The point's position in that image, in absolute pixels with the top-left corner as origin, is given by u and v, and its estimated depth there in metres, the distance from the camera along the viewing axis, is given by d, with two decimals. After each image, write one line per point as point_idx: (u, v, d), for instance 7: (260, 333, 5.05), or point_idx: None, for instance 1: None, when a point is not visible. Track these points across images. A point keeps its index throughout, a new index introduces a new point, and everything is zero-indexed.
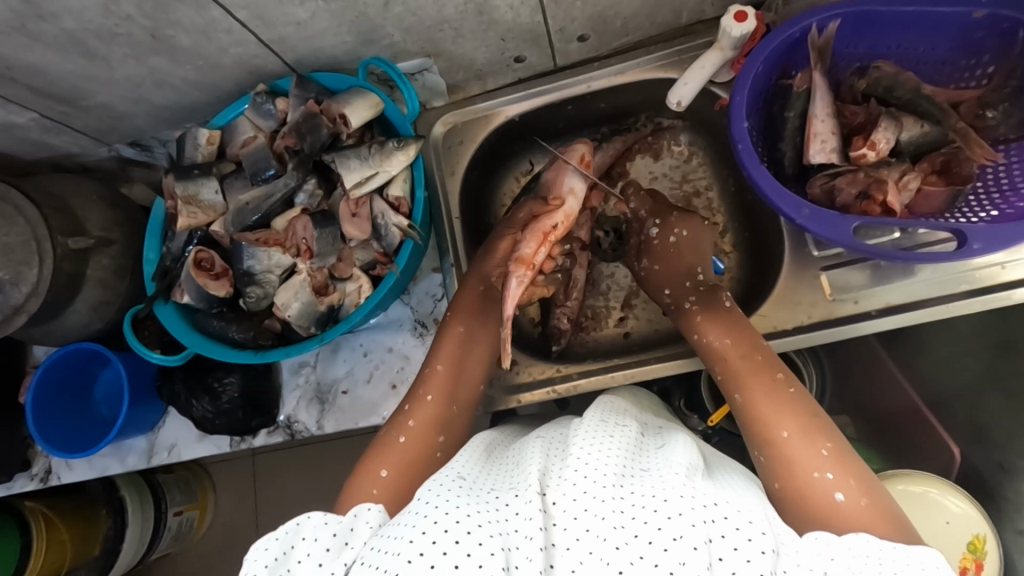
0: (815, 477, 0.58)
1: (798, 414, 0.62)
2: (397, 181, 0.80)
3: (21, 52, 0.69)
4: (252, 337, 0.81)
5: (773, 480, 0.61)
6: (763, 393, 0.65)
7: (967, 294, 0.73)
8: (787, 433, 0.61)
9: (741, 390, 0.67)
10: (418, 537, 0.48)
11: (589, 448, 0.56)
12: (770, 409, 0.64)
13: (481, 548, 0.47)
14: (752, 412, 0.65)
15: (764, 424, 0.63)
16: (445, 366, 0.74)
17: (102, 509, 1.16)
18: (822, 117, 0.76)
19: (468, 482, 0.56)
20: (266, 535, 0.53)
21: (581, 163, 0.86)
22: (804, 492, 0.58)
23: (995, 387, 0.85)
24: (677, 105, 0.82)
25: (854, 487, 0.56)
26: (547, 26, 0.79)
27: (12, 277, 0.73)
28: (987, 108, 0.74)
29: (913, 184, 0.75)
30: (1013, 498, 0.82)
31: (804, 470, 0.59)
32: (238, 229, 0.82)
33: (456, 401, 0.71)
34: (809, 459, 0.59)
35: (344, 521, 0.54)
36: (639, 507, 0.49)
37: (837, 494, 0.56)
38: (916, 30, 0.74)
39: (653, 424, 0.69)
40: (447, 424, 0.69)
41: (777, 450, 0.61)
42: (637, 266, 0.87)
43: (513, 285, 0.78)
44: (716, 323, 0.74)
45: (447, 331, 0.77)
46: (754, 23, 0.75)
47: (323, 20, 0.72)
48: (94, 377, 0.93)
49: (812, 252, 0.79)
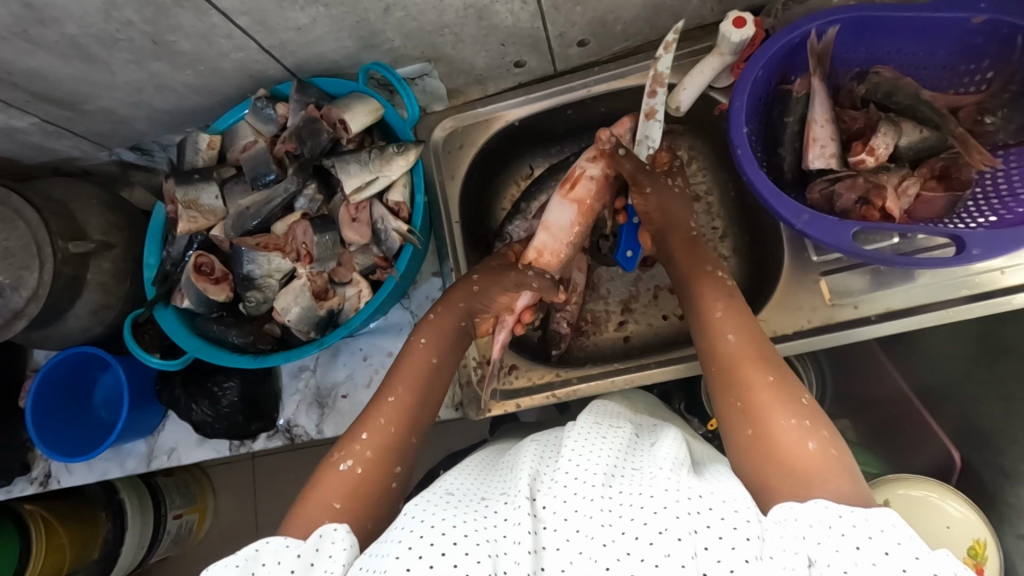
0: (787, 424, 0.56)
1: (781, 369, 0.61)
2: (398, 185, 0.79)
3: (21, 57, 0.69)
4: (251, 342, 0.80)
5: (745, 426, 0.58)
6: (756, 346, 0.64)
7: (966, 299, 0.73)
8: (772, 380, 0.60)
9: (737, 335, 0.66)
10: (404, 553, 0.48)
11: (578, 450, 0.57)
12: (761, 357, 0.63)
13: (468, 558, 0.47)
14: (738, 360, 0.63)
15: (748, 370, 0.62)
16: (414, 387, 0.70)
17: (102, 512, 1.17)
18: (821, 123, 0.76)
19: (457, 496, 0.56)
20: (225, 560, 0.51)
21: (570, 186, 0.84)
22: (775, 437, 0.55)
23: (995, 389, 0.86)
24: (658, 78, 0.79)
25: (825, 438, 0.54)
26: (547, 30, 0.79)
27: (12, 281, 0.73)
28: (986, 113, 0.74)
29: (913, 190, 0.74)
30: (1015, 503, 0.82)
31: (779, 413, 0.57)
32: (238, 234, 0.81)
33: (413, 430, 0.68)
34: (784, 405, 0.57)
35: (309, 543, 0.54)
36: (626, 505, 0.50)
37: (808, 442, 0.54)
38: (914, 36, 0.74)
39: (648, 424, 0.70)
40: (403, 455, 0.65)
41: (755, 396, 0.59)
42: (673, 180, 0.84)
43: (501, 336, 0.81)
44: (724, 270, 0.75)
45: (409, 345, 0.75)
46: (754, 29, 0.75)
47: (324, 26, 0.72)
48: (93, 382, 0.93)
49: (812, 256, 0.80)
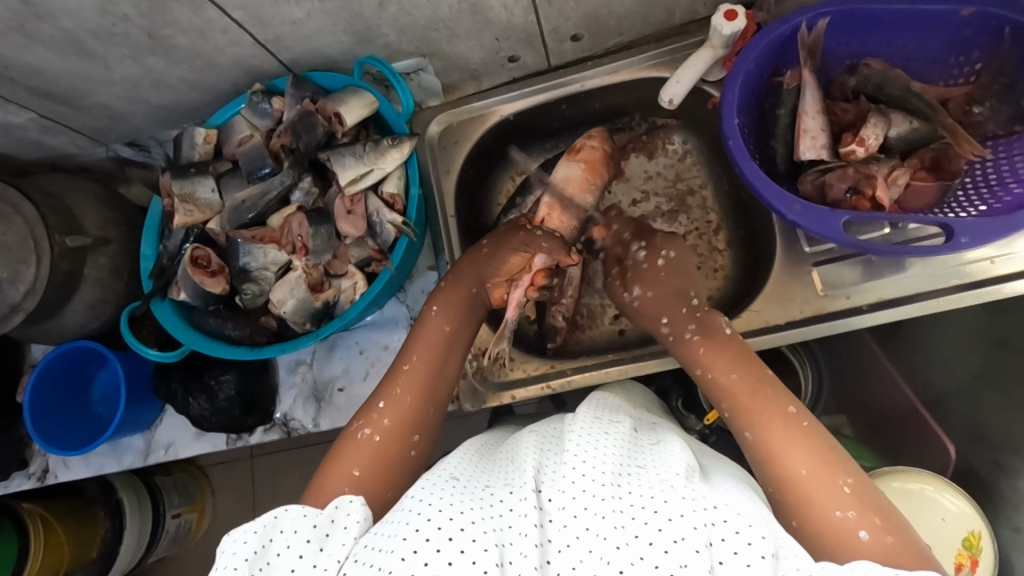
0: (836, 517, 0.54)
1: (816, 453, 0.57)
2: (392, 178, 0.79)
3: (19, 52, 0.70)
4: (248, 334, 0.81)
5: (790, 517, 0.56)
6: (778, 432, 0.59)
7: (957, 289, 0.74)
8: (806, 471, 0.56)
9: (753, 429, 0.61)
10: (411, 535, 0.49)
11: (586, 444, 0.56)
12: (786, 447, 0.58)
13: (474, 545, 0.48)
14: (764, 457, 0.59)
15: (778, 464, 0.58)
16: (430, 356, 0.71)
17: (100, 512, 1.18)
18: (812, 115, 0.76)
19: (461, 482, 0.56)
20: (245, 527, 0.54)
21: (571, 153, 0.87)
22: (826, 532, 0.54)
23: (994, 383, 0.86)
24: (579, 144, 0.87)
25: (879, 524, 0.52)
26: (540, 25, 0.80)
27: (9, 276, 0.74)
28: (975, 104, 0.75)
29: (902, 180, 0.75)
30: (1010, 496, 0.83)
31: (824, 509, 0.54)
32: (233, 227, 0.81)
33: (432, 403, 0.68)
34: (827, 498, 0.54)
35: (325, 513, 0.54)
36: (639, 506, 0.50)
37: (860, 533, 0.52)
38: (904, 28, 0.75)
39: (648, 421, 0.70)
40: (422, 425, 0.66)
41: (795, 495, 0.56)
42: (627, 296, 0.79)
43: (518, 292, 0.79)
44: (722, 357, 0.67)
45: (422, 314, 0.75)
46: (744, 21, 0.76)
47: (319, 20, 0.73)
48: (90, 377, 0.93)
49: (805, 247, 0.80)
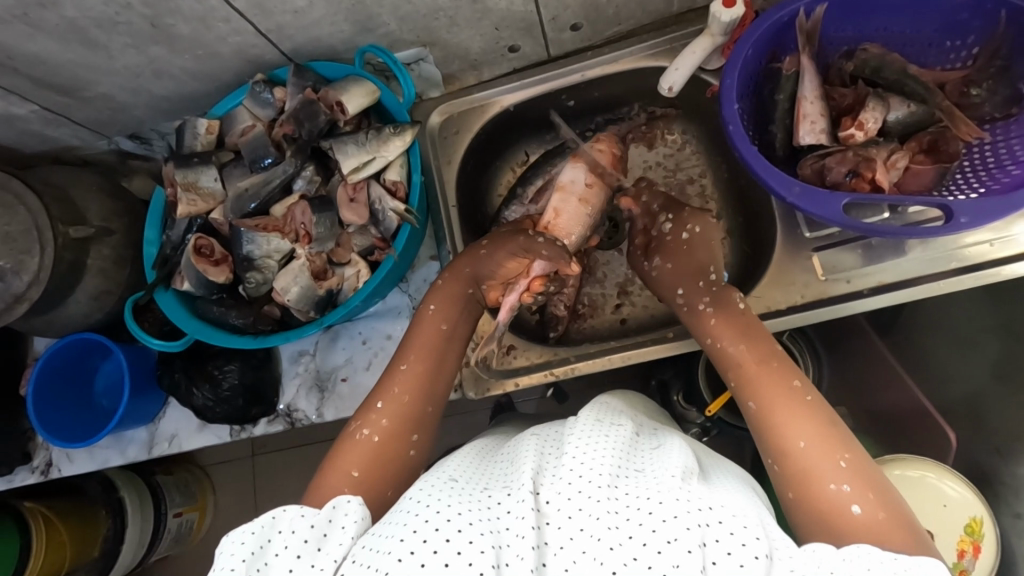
0: (831, 490, 0.54)
1: (817, 425, 0.57)
2: (394, 166, 0.80)
3: (21, 40, 0.70)
4: (251, 323, 0.82)
5: (786, 489, 0.57)
6: (781, 403, 0.60)
7: (956, 272, 0.74)
8: (803, 443, 0.56)
9: (756, 398, 0.61)
10: (408, 537, 0.49)
11: (585, 447, 0.56)
12: (786, 418, 0.58)
13: (471, 547, 0.47)
14: (763, 428, 0.60)
15: (777, 433, 0.58)
16: (426, 357, 0.71)
17: (102, 510, 1.17)
18: (811, 99, 0.77)
19: (458, 484, 0.56)
20: (242, 528, 0.53)
21: (578, 157, 0.87)
22: (819, 505, 0.54)
23: (992, 367, 0.87)
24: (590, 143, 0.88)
25: (872, 499, 0.53)
26: (540, 14, 0.81)
27: (13, 266, 0.74)
28: (972, 86, 0.75)
29: (901, 163, 0.76)
30: (1010, 483, 0.83)
31: (819, 481, 0.55)
32: (237, 215, 0.83)
33: (430, 400, 0.69)
34: (823, 469, 0.55)
35: (323, 513, 0.54)
36: (635, 508, 0.49)
37: (854, 507, 0.53)
38: (901, 13, 0.75)
39: (648, 425, 0.68)
40: (421, 424, 0.67)
41: (793, 465, 0.56)
42: (646, 264, 0.81)
43: (512, 296, 0.80)
44: (732, 329, 0.68)
45: (420, 314, 0.75)
46: (743, 8, 0.76)
47: (320, 9, 0.73)
48: (94, 370, 0.94)
49: (805, 233, 0.81)
